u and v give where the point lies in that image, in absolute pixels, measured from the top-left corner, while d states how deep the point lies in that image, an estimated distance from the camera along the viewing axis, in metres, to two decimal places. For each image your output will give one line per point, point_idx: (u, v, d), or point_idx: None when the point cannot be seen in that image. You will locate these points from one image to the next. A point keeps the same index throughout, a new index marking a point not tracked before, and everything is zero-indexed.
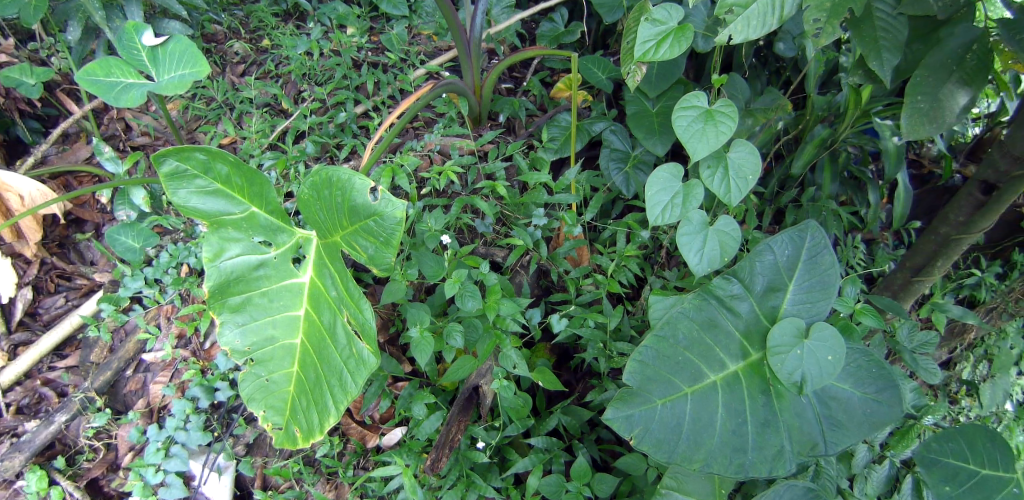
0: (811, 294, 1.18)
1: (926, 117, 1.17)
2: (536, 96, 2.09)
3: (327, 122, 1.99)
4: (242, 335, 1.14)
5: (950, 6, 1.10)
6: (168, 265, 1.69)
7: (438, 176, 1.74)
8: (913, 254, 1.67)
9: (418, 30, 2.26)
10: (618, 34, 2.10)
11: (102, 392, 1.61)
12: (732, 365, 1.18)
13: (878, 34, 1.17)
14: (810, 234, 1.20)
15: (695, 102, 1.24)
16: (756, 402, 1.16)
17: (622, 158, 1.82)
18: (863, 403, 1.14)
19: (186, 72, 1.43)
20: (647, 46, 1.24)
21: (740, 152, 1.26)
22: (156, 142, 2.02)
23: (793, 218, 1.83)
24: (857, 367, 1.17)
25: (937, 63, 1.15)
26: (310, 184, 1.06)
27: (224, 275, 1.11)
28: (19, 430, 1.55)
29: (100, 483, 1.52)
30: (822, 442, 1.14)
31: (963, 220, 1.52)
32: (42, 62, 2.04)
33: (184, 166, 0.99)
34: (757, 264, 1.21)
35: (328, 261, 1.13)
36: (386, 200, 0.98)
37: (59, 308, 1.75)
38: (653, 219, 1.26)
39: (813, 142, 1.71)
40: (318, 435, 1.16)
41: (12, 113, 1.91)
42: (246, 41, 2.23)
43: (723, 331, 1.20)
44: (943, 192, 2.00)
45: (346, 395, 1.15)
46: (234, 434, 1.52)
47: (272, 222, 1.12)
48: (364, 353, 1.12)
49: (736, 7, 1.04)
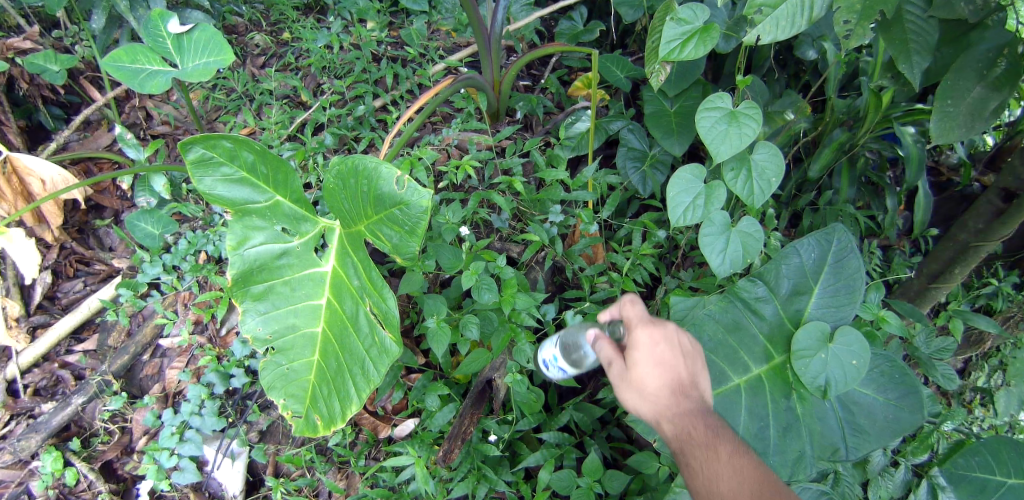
0: (836, 298, 1.24)
1: (956, 122, 1.17)
2: (554, 94, 2.11)
3: (345, 115, 2.00)
4: (264, 323, 1.15)
5: (982, 10, 1.11)
6: (186, 252, 1.70)
7: (456, 170, 1.74)
8: (930, 260, 1.69)
9: (438, 26, 2.27)
10: (637, 33, 2.12)
11: (119, 376, 1.62)
12: (755, 368, 1.24)
13: (908, 37, 1.16)
14: (837, 238, 1.26)
15: (718, 103, 1.24)
16: (779, 405, 1.21)
17: (639, 157, 1.82)
18: (886, 409, 1.20)
19: (211, 60, 1.46)
20: (672, 45, 1.25)
21: (764, 153, 1.27)
22: (177, 131, 2.04)
23: (810, 222, 1.83)
24: (880, 373, 1.23)
25: (966, 67, 1.14)
26: (335, 173, 1.07)
27: (248, 263, 1.11)
28: (35, 412, 1.58)
29: (115, 465, 1.54)
30: (843, 447, 1.20)
31: (982, 227, 1.55)
32: (65, 50, 2.06)
33: (210, 153, 1.01)
34: (783, 267, 1.28)
35: (351, 250, 1.14)
36: (411, 189, 0.99)
37: (77, 293, 1.78)
38: (675, 219, 1.27)
39: (831, 145, 1.70)
40: (339, 423, 1.17)
41: (34, 100, 1.95)
42: (267, 33, 2.25)
43: (748, 334, 1.26)
44: (961, 200, 1.98)
45: (368, 384, 1.16)
46: (248, 421, 1.54)
47: (297, 211, 1.14)
48: (388, 342, 1.14)
49: (764, 7, 1.05)
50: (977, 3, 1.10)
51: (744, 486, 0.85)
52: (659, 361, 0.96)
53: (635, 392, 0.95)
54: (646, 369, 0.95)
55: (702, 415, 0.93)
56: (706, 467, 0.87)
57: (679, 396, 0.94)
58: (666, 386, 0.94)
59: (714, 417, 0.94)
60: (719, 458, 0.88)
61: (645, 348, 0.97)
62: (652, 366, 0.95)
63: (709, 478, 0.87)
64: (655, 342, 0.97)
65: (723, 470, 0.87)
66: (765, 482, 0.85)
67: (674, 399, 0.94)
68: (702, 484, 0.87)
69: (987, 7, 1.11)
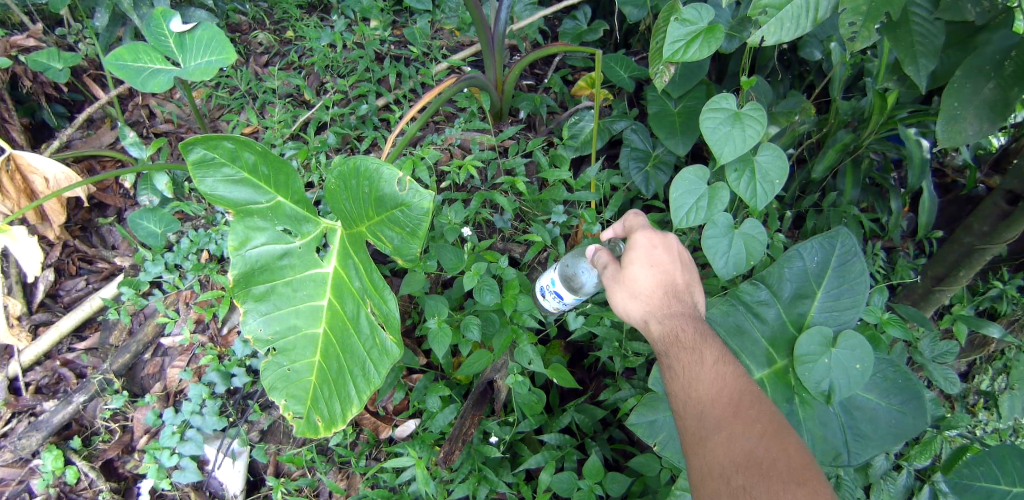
0: (840, 302, 1.24)
1: (963, 124, 1.15)
2: (558, 93, 2.10)
3: (348, 114, 2.00)
4: (266, 323, 1.15)
5: (988, 12, 1.12)
6: (188, 250, 1.71)
7: (458, 170, 1.73)
8: (935, 264, 1.69)
9: (441, 25, 2.27)
10: (641, 33, 2.11)
11: (120, 374, 1.62)
12: (757, 372, 1.25)
13: (915, 39, 1.14)
14: (840, 241, 1.27)
15: (722, 104, 1.23)
16: (781, 410, 1.22)
17: (642, 157, 1.81)
18: (889, 414, 1.21)
19: (213, 59, 1.45)
20: (676, 45, 1.24)
21: (767, 155, 1.25)
22: (180, 129, 2.04)
23: (814, 223, 1.82)
24: (883, 378, 1.23)
25: (974, 70, 1.13)
26: (336, 173, 1.07)
27: (249, 264, 1.11)
28: (37, 410, 1.58)
29: (116, 464, 1.54)
30: (845, 452, 1.20)
31: (987, 230, 1.53)
32: (69, 48, 2.07)
33: (212, 154, 1.00)
34: (786, 271, 1.28)
35: (352, 252, 1.14)
36: (412, 191, 0.98)
37: (80, 291, 1.78)
38: (677, 221, 1.26)
39: (835, 146, 1.68)
40: (340, 424, 1.17)
41: (38, 98, 1.95)
42: (270, 32, 2.25)
43: (750, 338, 1.27)
44: (967, 202, 1.97)
45: (368, 385, 1.17)
46: (249, 421, 1.54)
47: (299, 212, 1.14)
48: (388, 344, 1.14)
49: (769, 9, 1.04)
50: (983, 6, 1.11)
51: (715, 381, 0.97)
52: (655, 265, 1.14)
53: (631, 287, 1.13)
54: (642, 268, 1.13)
55: (686, 318, 1.08)
56: (685, 360, 1.00)
57: (669, 298, 1.11)
58: (658, 286, 1.12)
59: (696, 324, 1.08)
60: (698, 355, 1.01)
61: (645, 253, 1.15)
62: (648, 267, 1.13)
63: (685, 370, 1.00)
64: (655, 248, 1.15)
65: (700, 363, 1.00)
66: (736, 381, 0.97)
67: (664, 298, 1.11)
68: (678, 370, 1.01)
69: (993, 8, 1.12)
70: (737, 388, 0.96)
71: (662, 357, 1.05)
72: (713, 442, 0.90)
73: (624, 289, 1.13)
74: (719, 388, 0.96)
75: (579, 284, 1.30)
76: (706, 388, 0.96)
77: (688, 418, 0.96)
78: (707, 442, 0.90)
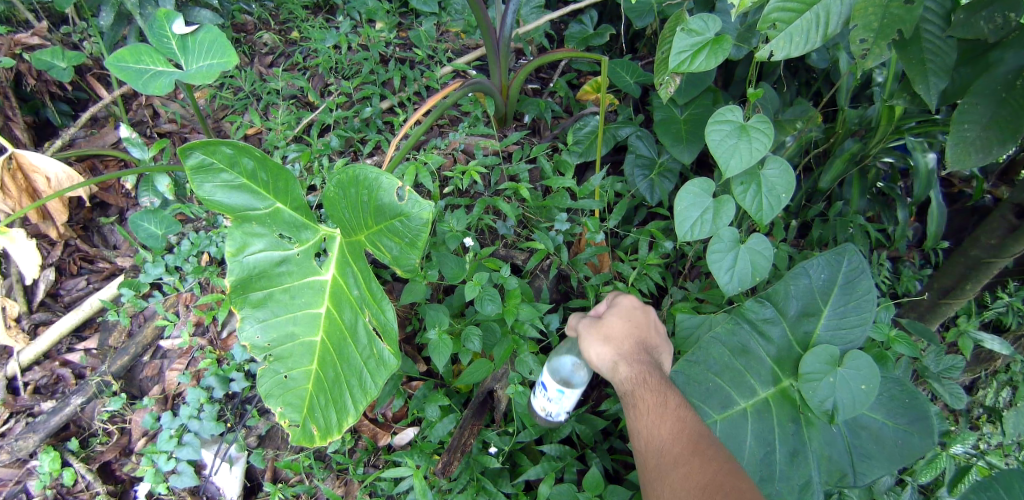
0: (846, 320, 1.24)
1: (974, 145, 1.13)
2: (563, 98, 2.08)
3: (352, 116, 1.99)
4: (263, 330, 1.14)
5: (1003, 28, 1.06)
6: (189, 253, 1.70)
7: (461, 176, 1.72)
8: (941, 276, 1.67)
9: (447, 28, 2.25)
10: (647, 38, 2.10)
11: (119, 376, 1.61)
12: (762, 391, 1.23)
13: (926, 56, 1.13)
14: (847, 258, 1.26)
15: (728, 116, 1.22)
16: (786, 430, 1.21)
17: (647, 165, 1.80)
18: (896, 435, 1.20)
19: (216, 61, 1.44)
20: (682, 56, 1.22)
21: (775, 168, 1.24)
22: (183, 129, 2.04)
23: (819, 233, 1.80)
24: (890, 397, 1.23)
25: (985, 89, 1.11)
26: (335, 182, 1.06)
27: (247, 270, 1.10)
28: (35, 410, 1.57)
29: (112, 467, 1.52)
30: (851, 473, 1.19)
31: (995, 243, 1.50)
32: (73, 46, 2.06)
33: (210, 160, 0.99)
34: (792, 288, 1.27)
35: (351, 260, 1.12)
36: (412, 201, 0.97)
37: (80, 290, 1.77)
38: (681, 234, 1.24)
39: (841, 156, 1.67)
40: (335, 434, 1.15)
41: (42, 96, 1.94)
42: (276, 32, 2.24)
43: (755, 357, 1.26)
44: (972, 213, 1.96)
45: (365, 396, 1.15)
46: (247, 426, 1.53)
47: (297, 219, 1.12)
48: (387, 354, 1.12)
49: (779, 22, 1.03)
50: (996, 21, 1.05)
51: (676, 422, 1.04)
52: (627, 319, 1.24)
53: (603, 334, 1.20)
54: (617, 320, 1.23)
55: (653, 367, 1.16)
56: (650, 402, 1.07)
57: (637, 346, 1.19)
58: (629, 335, 1.20)
59: (661, 372, 1.15)
60: (663, 397, 1.07)
61: (624, 312, 1.26)
62: (623, 320, 1.23)
63: (650, 411, 1.06)
64: (634, 311, 1.26)
65: (665, 405, 1.07)
66: (694, 423, 1.05)
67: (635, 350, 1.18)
68: (642, 411, 1.07)
69: (1006, 26, 1.06)
70: (694, 429, 1.03)
71: (627, 398, 1.11)
72: (672, 476, 0.96)
73: (598, 335, 1.20)
74: (678, 429, 1.03)
75: (567, 378, 1.25)
76: (668, 427, 1.03)
77: (649, 454, 1.02)
78: (668, 476, 0.97)
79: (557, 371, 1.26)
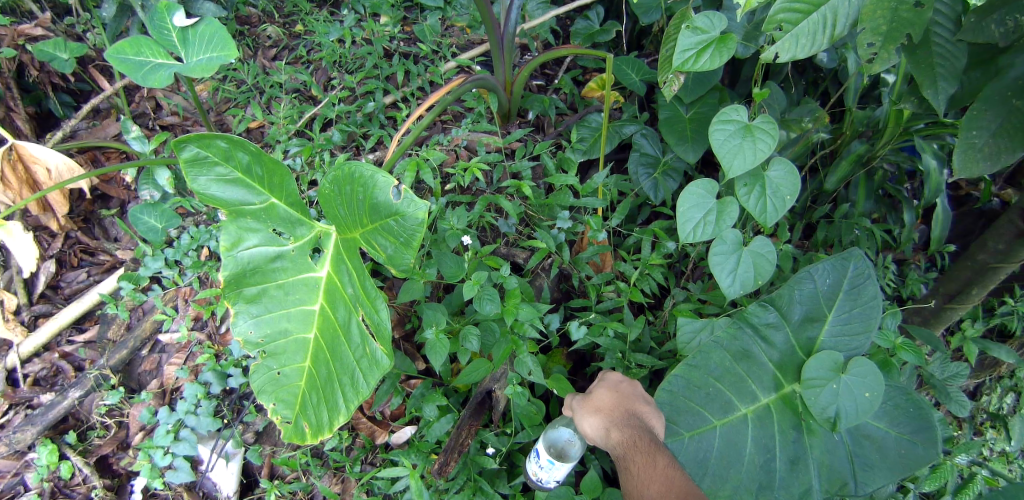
0: (850, 326, 1.21)
1: (982, 153, 1.11)
2: (568, 94, 2.06)
3: (355, 111, 1.97)
4: (256, 326, 1.13)
5: (1013, 32, 1.03)
6: (188, 247, 1.69)
7: (463, 173, 1.71)
8: (948, 280, 1.64)
9: (452, 22, 2.22)
10: (654, 35, 2.07)
11: (117, 370, 1.61)
12: (764, 397, 1.22)
13: (935, 61, 1.11)
14: (854, 263, 1.22)
15: (733, 116, 1.20)
16: (787, 437, 1.20)
17: (651, 163, 1.78)
18: (899, 444, 1.18)
19: (216, 54, 1.43)
20: (687, 54, 1.20)
21: (779, 170, 1.22)
22: (185, 122, 2.03)
23: (824, 236, 1.78)
24: (894, 406, 1.21)
25: (995, 95, 1.08)
26: (332, 178, 1.04)
27: (240, 266, 1.09)
28: (34, 402, 1.57)
29: (110, 460, 1.53)
30: (852, 482, 1.17)
31: (1002, 248, 1.47)
32: (77, 37, 2.05)
33: (205, 153, 0.98)
34: (796, 293, 1.23)
35: (346, 258, 1.10)
36: (408, 200, 0.95)
37: (81, 283, 1.76)
38: (684, 235, 1.22)
39: (848, 157, 1.64)
40: (326, 433, 1.14)
41: (45, 87, 1.93)
42: (280, 25, 2.22)
43: (757, 362, 1.24)
44: (981, 216, 1.90)
45: (357, 395, 1.13)
46: (244, 421, 1.52)
47: (292, 214, 1.10)
48: (379, 354, 1.10)
49: (785, 23, 1.00)
50: (1008, 25, 1.02)
51: (665, 480, 1.19)
52: (614, 391, 1.37)
53: (593, 405, 1.32)
54: (604, 391, 1.36)
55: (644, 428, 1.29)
56: (640, 463, 1.22)
57: (627, 412, 1.31)
58: (617, 403, 1.32)
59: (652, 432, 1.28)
60: (652, 459, 1.22)
61: (610, 385, 1.39)
62: (610, 391, 1.37)
63: (641, 471, 1.22)
64: (620, 383, 1.40)
65: (654, 466, 1.21)
66: (682, 480, 1.19)
67: (623, 416, 1.30)
68: (635, 473, 1.22)
69: (1018, 30, 1.02)
70: (681, 484, 1.19)
71: (621, 460, 1.27)
72: None
73: (589, 407, 1.33)
74: (667, 486, 1.19)
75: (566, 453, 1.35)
76: (657, 486, 1.19)
77: None
78: None
79: (557, 444, 1.35)
